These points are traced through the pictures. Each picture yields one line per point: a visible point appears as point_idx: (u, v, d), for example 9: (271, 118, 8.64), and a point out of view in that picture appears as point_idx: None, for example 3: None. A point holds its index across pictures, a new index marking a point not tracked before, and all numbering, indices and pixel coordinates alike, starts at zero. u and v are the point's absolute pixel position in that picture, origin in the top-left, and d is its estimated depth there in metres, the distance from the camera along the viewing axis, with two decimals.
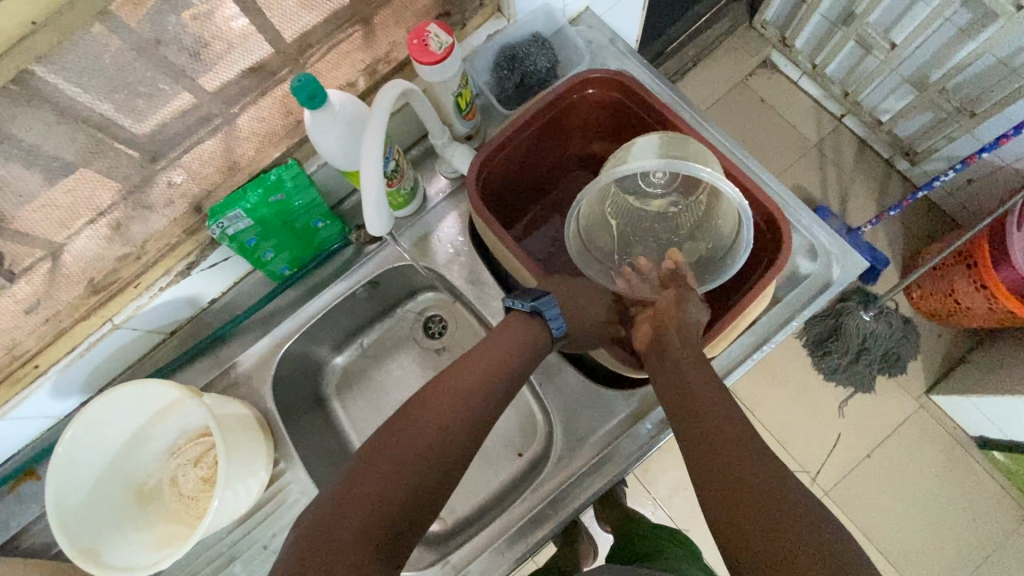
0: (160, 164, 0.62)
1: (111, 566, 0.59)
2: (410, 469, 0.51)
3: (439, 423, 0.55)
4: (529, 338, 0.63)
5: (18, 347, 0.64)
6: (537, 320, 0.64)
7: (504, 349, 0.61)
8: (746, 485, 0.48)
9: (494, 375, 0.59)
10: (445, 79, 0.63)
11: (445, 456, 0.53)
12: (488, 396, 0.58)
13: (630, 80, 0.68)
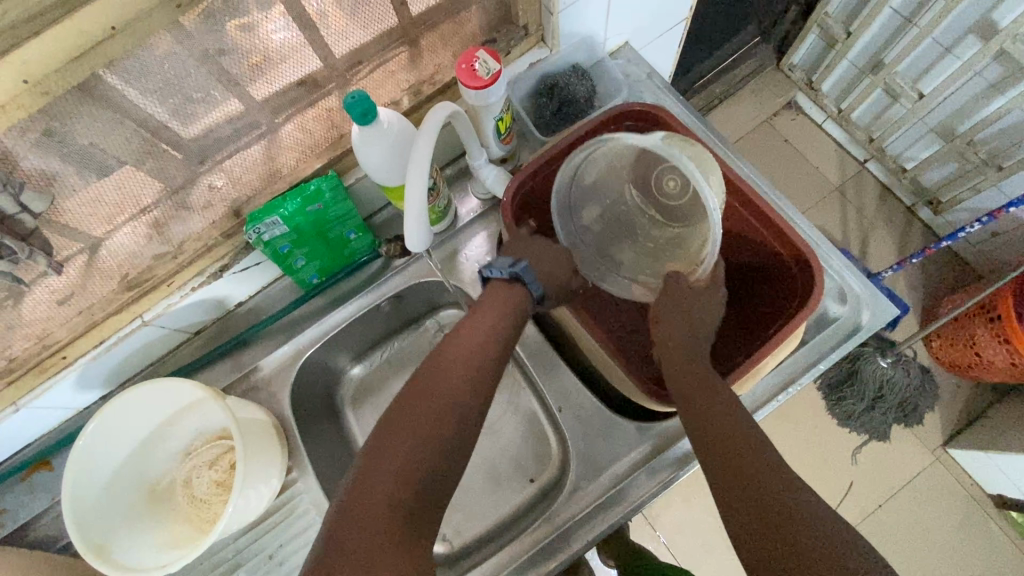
0: (205, 167, 0.64)
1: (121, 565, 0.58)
2: (426, 441, 0.51)
3: (452, 398, 0.55)
4: (513, 305, 0.62)
5: (49, 337, 0.65)
6: (516, 285, 0.63)
7: (487, 329, 0.60)
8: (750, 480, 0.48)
9: (483, 359, 0.58)
10: (488, 103, 0.64)
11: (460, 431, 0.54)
12: (480, 386, 0.57)
13: (668, 115, 0.69)
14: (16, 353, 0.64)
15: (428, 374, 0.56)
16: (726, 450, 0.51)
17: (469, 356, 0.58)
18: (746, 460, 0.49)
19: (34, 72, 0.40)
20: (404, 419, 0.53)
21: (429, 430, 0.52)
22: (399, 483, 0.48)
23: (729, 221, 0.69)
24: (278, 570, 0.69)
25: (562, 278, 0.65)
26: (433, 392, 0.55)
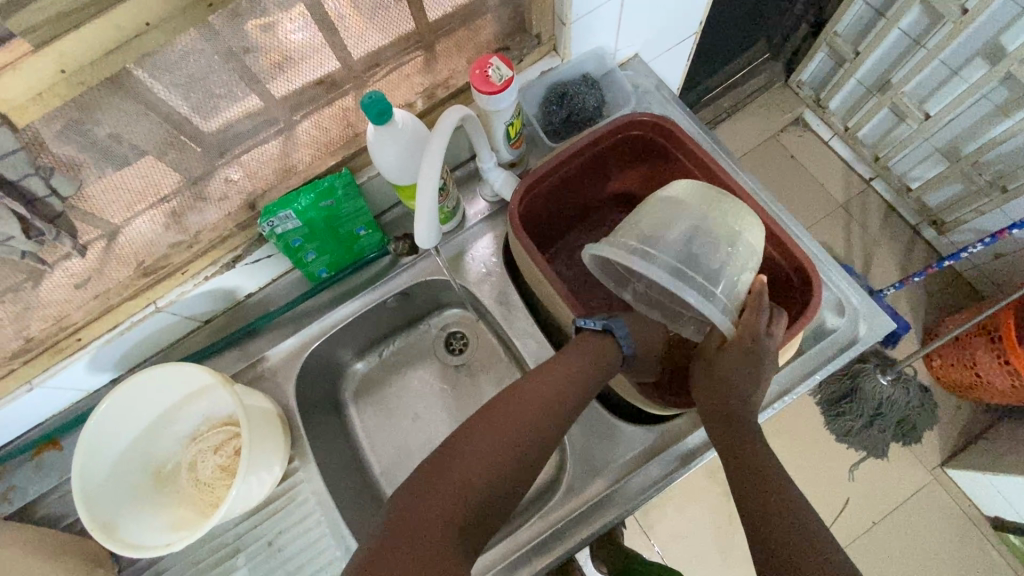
0: (223, 159, 0.66)
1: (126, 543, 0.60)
2: (491, 471, 0.56)
3: (518, 438, 0.59)
4: (599, 357, 0.64)
5: (66, 319, 0.67)
6: (608, 338, 0.66)
7: (570, 369, 0.63)
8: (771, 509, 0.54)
9: (563, 395, 0.62)
10: (500, 109, 0.66)
11: (517, 473, 0.57)
12: (556, 416, 0.61)
13: (675, 127, 0.70)
14: (33, 333, 0.66)
15: (497, 409, 0.61)
16: (754, 496, 0.55)
17: (538, 403, 0.61)
18: (768, 505, 0.54)
19: (71, 64, 0.43)
20: (471, 446, 0.58)
21: (494, 464, 0.57)
22: (463, 504, 0.54)
23: None
24: (276, 556, 0.70)
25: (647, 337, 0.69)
26: (499, 429, 0.59)
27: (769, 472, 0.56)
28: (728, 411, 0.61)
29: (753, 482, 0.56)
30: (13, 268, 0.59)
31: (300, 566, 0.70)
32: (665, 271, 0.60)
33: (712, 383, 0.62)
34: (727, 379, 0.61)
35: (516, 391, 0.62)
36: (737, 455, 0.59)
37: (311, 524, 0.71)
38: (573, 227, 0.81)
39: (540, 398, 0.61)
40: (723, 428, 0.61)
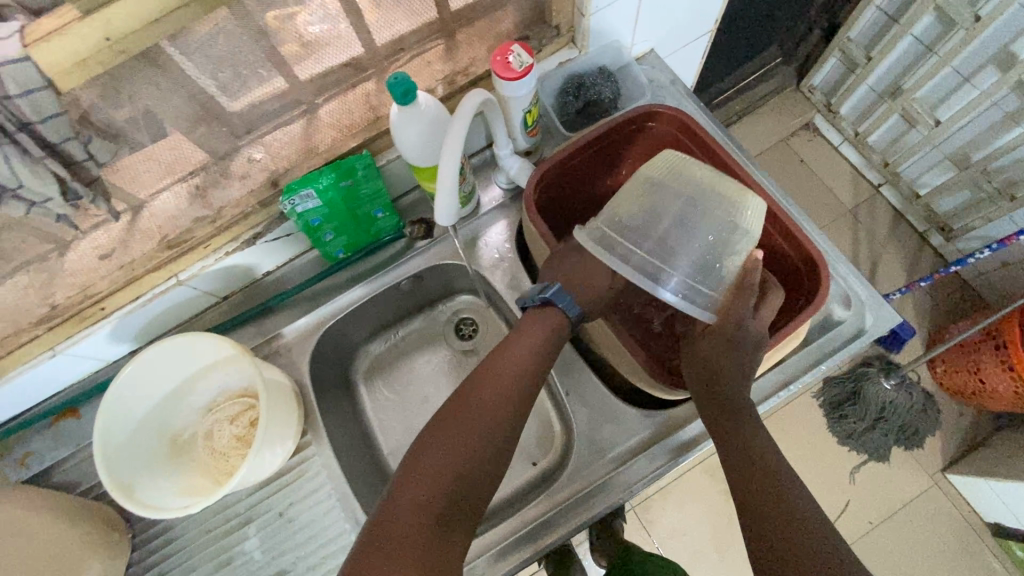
0: (248, 138, 0.69)
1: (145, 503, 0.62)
2: (465, 462, 0.56)
3: (491, 426, 0.59)
4: (554, 330, 0.65)
5: (92, 288, 0.69)
6: (550, 308, 0.66)
7: (526, 353, 0.63)
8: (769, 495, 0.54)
9: (522, 378, 0.62)
10: (517, 96, 0.68)
11: (492, 460, 0.58)
12: (517, 400, 0.61)
13: (690, 119, 0.71)
14: (58, 301, 0.68)
15: (468, 398, 0.61)
16: (747, 484, 0.56)
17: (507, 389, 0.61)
18: (765, 493, 0.55)
19: (115, 31, 0.44)
20: (443, 438, 0.58)
21: (464, 453, 0.57)
22: (435, 495, 0.53)
23: None
24: (287, 527, 0.72)
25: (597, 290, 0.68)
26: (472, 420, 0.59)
27: (764, 462, 0.57)
28: (724, 403, 0.61)
29: (750, 474, 0.57)
30: (42, 239, 0.64)
31: (310, 537, 0.71)
32: (636, 268, 0.62)
33: (708, 374, 0.63)
34: (721, 371, 0.62)
35: (486, 380, 0.62)
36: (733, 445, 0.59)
37: (321, 496, 0.73)
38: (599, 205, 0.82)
39: (511, 384, 0.61)
40: (721, 419, 0.61)
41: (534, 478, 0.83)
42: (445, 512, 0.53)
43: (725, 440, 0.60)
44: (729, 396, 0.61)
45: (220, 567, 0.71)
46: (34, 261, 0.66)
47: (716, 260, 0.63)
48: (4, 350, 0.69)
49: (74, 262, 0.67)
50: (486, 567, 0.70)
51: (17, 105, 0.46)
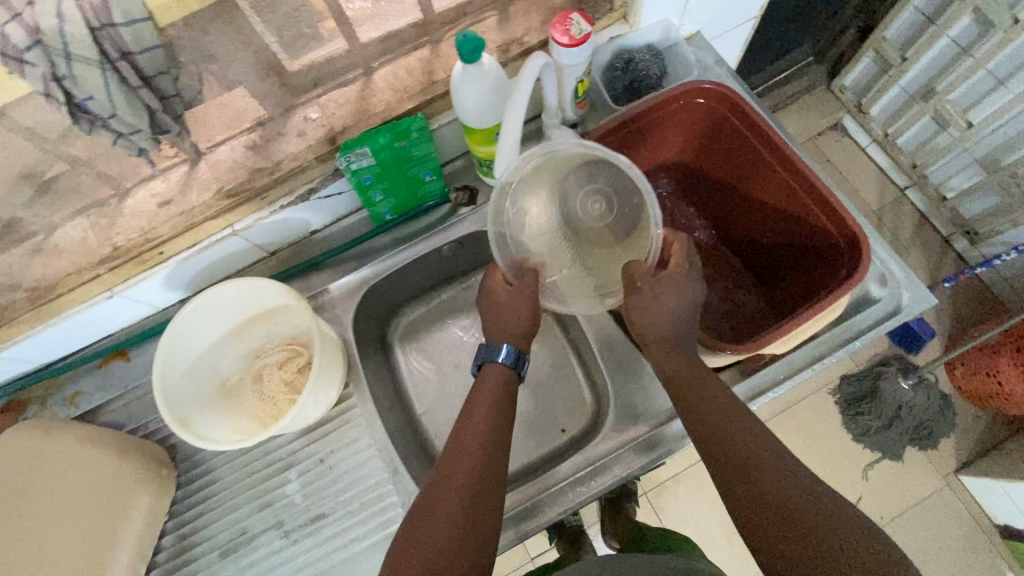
0: (302, 100, 0.74)
1: (200, 436, 0.66)
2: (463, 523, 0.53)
3: (470, 480, 0.56)
4: (504, 378, 0.66)
5: (153, 233, 0.71)
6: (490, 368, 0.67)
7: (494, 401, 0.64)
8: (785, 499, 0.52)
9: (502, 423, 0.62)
10: (573, 64, 0.69)
11: (480, 517, 0.54)
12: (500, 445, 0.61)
13: (738, 97, 0.72)
14: (119, 242, 0.71)
15: (456, 443, 0.60)
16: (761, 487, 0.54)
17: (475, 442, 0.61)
18: (764, 488, 0.53)
19: None
20: (443, 481, 0.56)
21: (463, 495, 0.55)
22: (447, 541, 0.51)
23: (784, 200, 0.73)
24: (329, 473, 0.75)
25: (522, 327, 0.67)
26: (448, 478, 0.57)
27: (755, 457, 0.56)
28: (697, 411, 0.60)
29: (745, 471, 0.55)
30: (102, 183, 0.72)
31: (349, 484, 0.74)
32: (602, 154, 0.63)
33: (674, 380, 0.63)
34: (687, 380, 0.62)
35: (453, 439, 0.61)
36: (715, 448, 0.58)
37: (361, 446, 0.76)
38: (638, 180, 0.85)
39: (480, 437, 0.60)
40: (698, 427, 0.60)
41: (562, 444, 0.86)
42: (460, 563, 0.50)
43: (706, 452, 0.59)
44: (698, 403, 0.61)
45: (261, 509, 0.74)
46: (91, 205, 0.71)
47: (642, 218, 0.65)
48: (64, 288, 0.71)
49: (131, 205, 0.71)
50: (518, 520, 0.74)
51: (119, 35, 0.47)
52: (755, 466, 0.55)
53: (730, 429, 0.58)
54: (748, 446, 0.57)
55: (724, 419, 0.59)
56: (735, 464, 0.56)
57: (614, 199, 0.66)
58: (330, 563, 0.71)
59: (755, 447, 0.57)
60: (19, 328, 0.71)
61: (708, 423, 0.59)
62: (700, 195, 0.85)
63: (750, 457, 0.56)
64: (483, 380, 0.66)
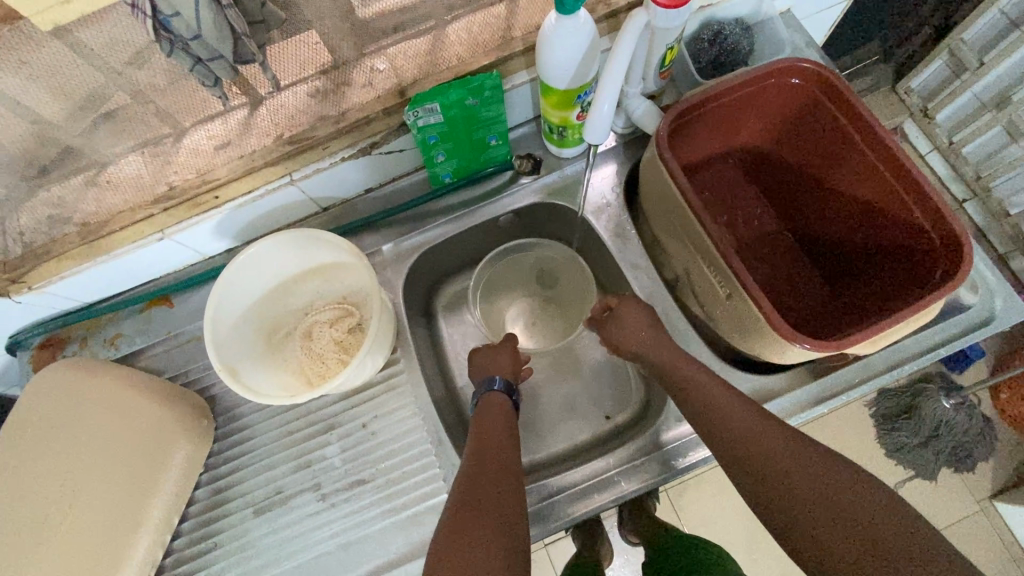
0: (370, 48, 0.66)
1: (247, 387, 0.65)
2: (491, 515, 0.55)
3: (491, 477, 0.59)
4: (501, 406, 0.71)
5: (210, 174, 0.69)
6: (495, 395, 0.72)
7: (497, 422, 0.68)
8: (811, 492, 0.54)
9: (508, 435, 0.66)
10: (669, 27, 0.63)
11: (504, 511, 0.56)
12: (509, 453, 0.64)
13: (840, 81, 0.66)
14: (174, 182, 0.68)
15: (476, 447, 0.64)
16: (785, 491, 0.55)
17: (501, 458, 0.62)
18: (796, 503, 0.54)
19: None
20: (472, 480, 0.59)
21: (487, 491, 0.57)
22: (486, 530, 0.53)
23: (876, 193, 0.68)
24: (369, 439, 0.73)
25: (511, 367, 0.77)
26: (482, 489, 0.57)
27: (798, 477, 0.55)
28: (724, 437, 0.61)
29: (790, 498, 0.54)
30: (160, 119, 0.63)
31: (392, 451, 0.72)
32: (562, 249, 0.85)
33: (701, 412, 0.64)
34: (711, 400, 0.63)
35: (473, 455, 0.63)
36: (745, 466, 0.59)
37: (406, 413, 0.74)
38: (711, 162, 0.80)
39: (495, 446, 0.63)
40: (721, 441, 0.61)
41: (606, 432, 0.82)
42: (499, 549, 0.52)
43: (742, 476, 0.59)
44: (724, 428, 0.61)
45: (299, 469, 0.72)
46: (147, 143, 0.65)
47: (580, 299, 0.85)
48: (115, 227, 0.69)
49: (189, 146, 0.66)
50: (567, 505, 0.72)
51: None
52: (798, 487, 0.54)
53: (768, 444, 0.58)
54: (786, 463, 0.56)
55: (758, 434, 0.59)
56: (773, 488, 0.56)
57: (561, 279, 0.87)
58: (366, 530, 0.69)
59: (787, 459, 0.56)
60: (69, 263, 0.70)
61: (728, 438, 0.61)
62: (775, 182, 0.80)
63: (786, 465, 0.56)
64: (486, 407, 0.71)
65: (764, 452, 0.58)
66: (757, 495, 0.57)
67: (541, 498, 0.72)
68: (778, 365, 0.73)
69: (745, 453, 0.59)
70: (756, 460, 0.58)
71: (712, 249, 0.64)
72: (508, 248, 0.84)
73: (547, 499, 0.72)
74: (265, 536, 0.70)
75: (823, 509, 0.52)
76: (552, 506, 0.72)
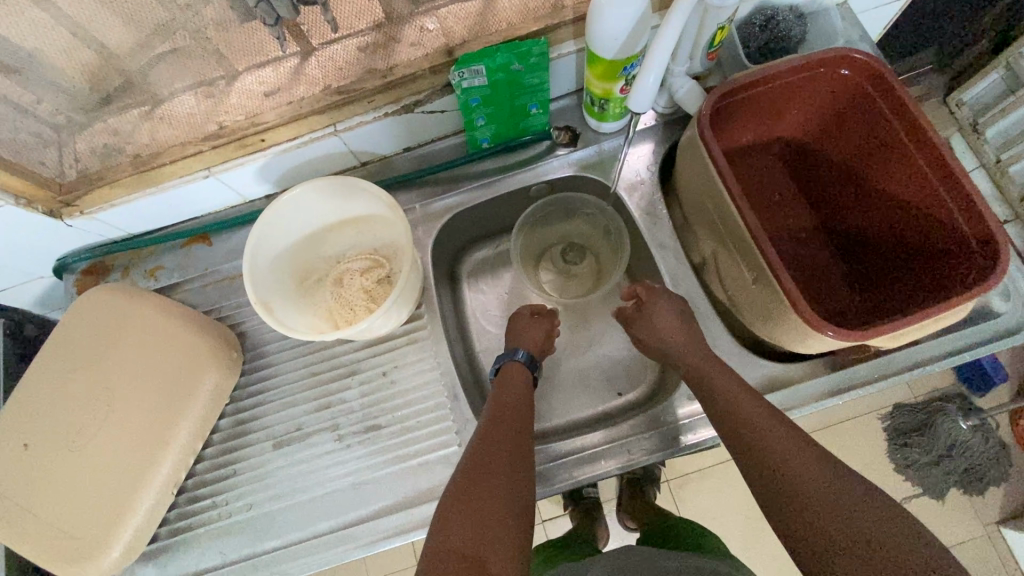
0: (420, 9, 0.70)
1: (277, 322, 0.68)
2: (501, 492, 0.55)
3: (506, 456, 0.59)
4: (522, 385, 0.71)
5: (258, 117, 0.70)
6: (515, 370, 0.73)
7: (516, 399, 0.68)
8: (829, 508, 0.52)
9: (526, 416, 0.66)
10: (722, 7, 0.62)
11: (515, 492, 0.56)
12: (525, 434, 0.64)
13: (891, 74, 0.65)
14: (223, 122, 0.69)
15: (494, 423, 0.64)
16: (804, 503, 0.54)
17: (518, 431, 0.63)
18: (812, 516, 0.53)
19: None
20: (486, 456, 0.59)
21: (499, 470, 0.58)
22: (496, 508, 0.53)
23: (915, 192, 0.68)
24: (388, 388, 0.75)
25: (540, 343, 0.78)
26: (495, 466, 0.58)
27: (806, 482, 0.55)
28: (737, 432, 0.62)
29: (795, 498, 0.55)
30: (215, 60, 0.67)
31: (409, 401, 0.74)
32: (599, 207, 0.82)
33: (723, 415, 0.64)
34: (737, 406, 0.63)
35: (490, 429, 0.63)
36: (766, 475, 0.58)
37: (426, 366, 0.76)
38: (751, 148, 0.80)
39: (512, 424, 0.64)
40: (744, 446, 0.61)
41: (617, 407, 0.84)
42: (507, 527, 0.52)
43: (762, 488, 0.58)
44: (741, 427, 0.62)
45: (319, 409, 0.75)
46: (201, 83, 0.69)
47: (606, 265, 0.85)
48: (167, 159, 0.70)
49: (240, 89, 0.69)
50: (571, 468, 0.74)
51: None
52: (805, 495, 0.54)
53: (782, 447, 0.58)
54: (805, 477, 0.55)
55: (780, 445, 0.58)
56: (789, 499, 0.55)
57: (586, 249, 0.87)
58: (378, 472, 0.72)
59: (807, 471, 0.56)
60: (120, 190, 0.72)
61: (751, 443, 0.60)
62: (813, 175, 0.80)
63: (806, 478, 0.55)
64: (506, 375, 0.73)
65: (778, 455, 0.58)
66: (774, 504, 0.56)
67: (547, 459, 0.74)
68: (797, 354, 0.74)
69: (766, 462, 0.58)
70: (765, 459, 0.58)
71: (744, 234, 0.64)
72: (544, 204, 0.84)
73: (553, 461, 0.74)
74: (282, 468, 0.73)
75: (840, 524, 0.51)
76: (558, 468, 0.74)
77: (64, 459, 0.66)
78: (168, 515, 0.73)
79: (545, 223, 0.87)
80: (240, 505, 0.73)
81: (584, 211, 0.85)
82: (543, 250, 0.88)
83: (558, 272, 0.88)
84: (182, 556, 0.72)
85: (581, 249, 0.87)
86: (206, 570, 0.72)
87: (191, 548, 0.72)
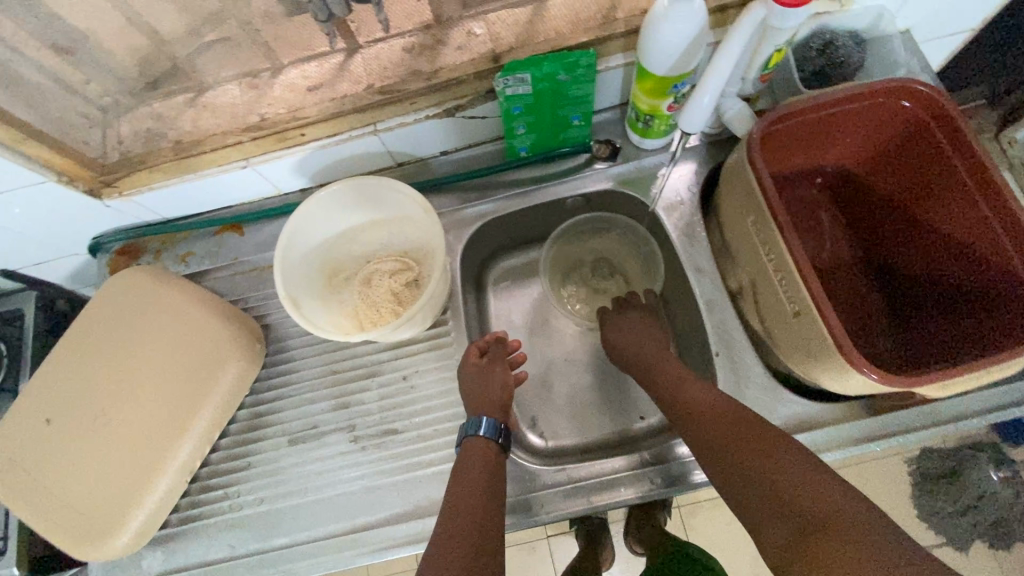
0: (467, 13, 0.70)
1: (303, 317, 0.68)
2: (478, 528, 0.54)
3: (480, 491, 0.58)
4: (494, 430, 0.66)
5: (300, 112, 0.69)
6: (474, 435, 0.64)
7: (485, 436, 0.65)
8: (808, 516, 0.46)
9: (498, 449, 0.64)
10: (783, 28, 0.59)
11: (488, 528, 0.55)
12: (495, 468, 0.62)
13: (954, 110, 0.63)
14: (266, 114, 0.69)
15: (467, 460, 0.62)
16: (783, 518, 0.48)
17: (492, 465, 0.62)
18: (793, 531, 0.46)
19: None
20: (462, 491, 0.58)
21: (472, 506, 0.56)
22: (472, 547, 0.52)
23: (970, 235, 0.65)
24: (407, 393, 0.74)
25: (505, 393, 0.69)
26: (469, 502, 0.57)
27: (785, 484, 0.49)
28: (721, 486, 0.56)
29: (778, 505, 0.48)
30: (265, 53, 0.69)
31: (426, 408, 0.73)
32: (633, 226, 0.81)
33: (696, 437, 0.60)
34: (714, 423, 0.58)
35: (465, 465, 0.61)
36: (744, 489, 0.52)
37: (445, 373, 0.75)
38: (797, 173, 0.77)
39: (486, 459, 0.62)
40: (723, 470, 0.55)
41: (638, 431, 0.81)
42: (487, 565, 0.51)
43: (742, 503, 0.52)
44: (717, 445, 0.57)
45: (337, 408, 0.74)
46: (247, 74, 0.69)
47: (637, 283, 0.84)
48: (207, 148, 0.70)
49: (283, 82, 0.69)
50: (588, 493, 0.72)
51: None
52: (777, 527, 0.48)
53: (763, 455, 0.52)
54: (783, 480, 0.49)
55: (758, 453, 0.53)
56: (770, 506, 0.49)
57: (615, 266, 0.86)
58: (389, 477, 0.71)
59: (785, 472, 0.50)
60: (158, 176, 0.72)
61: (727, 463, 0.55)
62: (858, 206, 0.77)
63: (781, 484, 0.49)
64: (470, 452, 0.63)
65: (758, 463, 0.52)
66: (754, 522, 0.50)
67: (563, 481, 0.72)
68: (834, 394, 0.70)
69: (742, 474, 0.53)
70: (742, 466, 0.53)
71: (787, 262, 0.62)
72: (584, 217, 0.82)
73: (569, 483, 0.72)
74: (295, 464, 0.73)
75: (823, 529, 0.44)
76: (574, 491, 0.72)
77: (84, 438, 0.67)
78: (180, 502, 0.73)
79: (578, 236, 0.85)
80: (250, 498, 0.72)
81: (619, 230, 0.83)
82: (571, 263, 0.86)
83: (586, 286, 0.85)
84: (191, 545, 0.72)
85: (610, 266, 0.86)
86: (214, 562, 0.71)
87: (201, 538, 0.72)
